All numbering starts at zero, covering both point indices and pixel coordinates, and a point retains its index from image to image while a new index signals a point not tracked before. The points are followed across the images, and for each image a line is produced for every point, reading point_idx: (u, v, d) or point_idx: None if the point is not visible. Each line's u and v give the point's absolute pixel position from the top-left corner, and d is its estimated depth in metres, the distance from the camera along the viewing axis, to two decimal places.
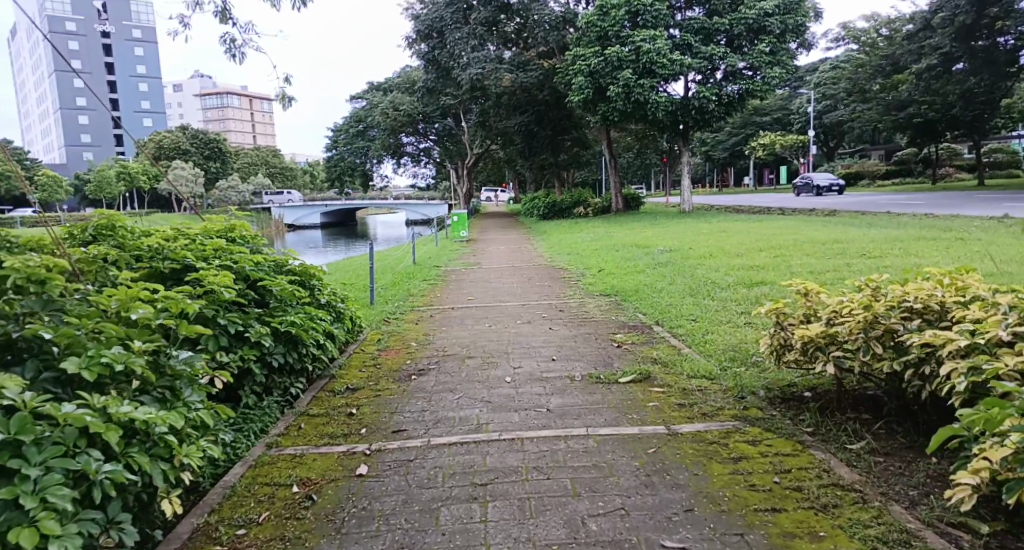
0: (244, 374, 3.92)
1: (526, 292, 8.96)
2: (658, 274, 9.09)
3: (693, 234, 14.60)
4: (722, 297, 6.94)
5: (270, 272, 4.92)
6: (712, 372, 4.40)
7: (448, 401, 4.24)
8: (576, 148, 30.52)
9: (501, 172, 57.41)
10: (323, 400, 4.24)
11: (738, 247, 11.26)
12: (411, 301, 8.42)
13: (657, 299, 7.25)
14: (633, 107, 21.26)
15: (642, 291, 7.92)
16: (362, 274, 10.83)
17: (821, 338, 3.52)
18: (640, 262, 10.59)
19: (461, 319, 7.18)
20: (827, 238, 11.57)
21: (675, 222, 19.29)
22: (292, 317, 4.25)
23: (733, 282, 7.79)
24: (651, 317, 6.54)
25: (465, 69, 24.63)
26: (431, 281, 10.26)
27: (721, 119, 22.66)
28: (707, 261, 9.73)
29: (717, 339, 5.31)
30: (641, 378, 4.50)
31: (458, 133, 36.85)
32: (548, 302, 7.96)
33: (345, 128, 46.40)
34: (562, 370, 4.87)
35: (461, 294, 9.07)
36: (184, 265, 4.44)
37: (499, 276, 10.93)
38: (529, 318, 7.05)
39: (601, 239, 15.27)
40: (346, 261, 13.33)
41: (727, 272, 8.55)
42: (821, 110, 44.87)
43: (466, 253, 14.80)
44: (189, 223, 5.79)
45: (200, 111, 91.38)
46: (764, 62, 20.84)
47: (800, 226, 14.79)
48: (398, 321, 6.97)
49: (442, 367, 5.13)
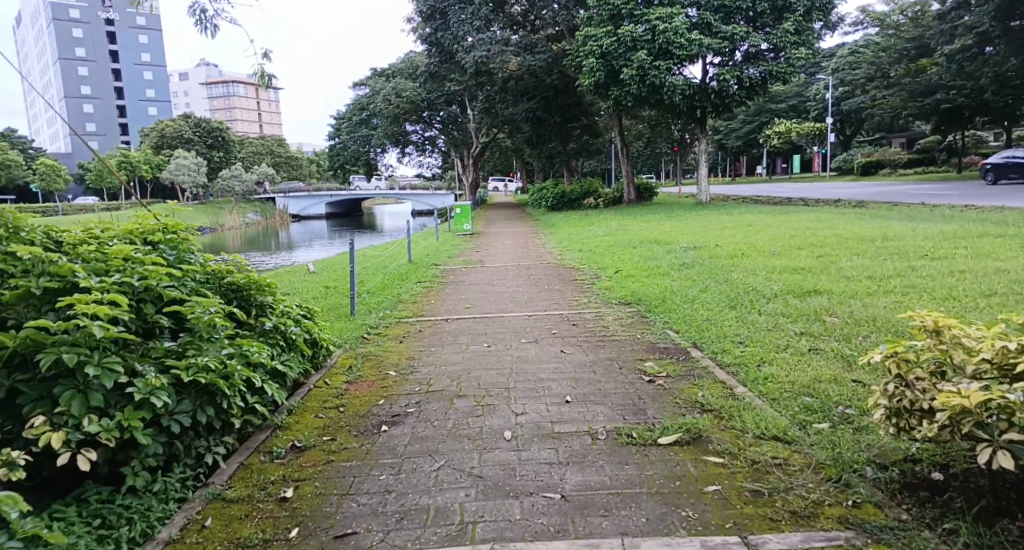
0: (129, 447, 2.73)
1: (532, 299, 7.78)
2: (685, 277, 7.90)
3: (717, 228, 13.39)
4: (771, 311, 5.76)
5: (196, 290, 3.72)
6: (788, 433, 3.25)
7: (424, 471, 3.09)
8: (586, 137, 29.21)
9: (508, 162, 56.26)
10: (252, 474, 3.09)
11: (771, 244, 10.07)
12: (399, 309, 7.26)
13: (691, 313, 6.08)
14: (648, 91, 19.89)
15: (670, 300, 6.75)
16: (349, 276, 9.68)
17: (986, 412, 2.30)
18: (662, 261, 9.42)
19: (455, 334, 6.02)
20: (871, 234, 10.36)
21: (693, 215, 18.02)
22: (211, 357, 3.08)
23: (779, 288, 6.60)
24: (685, 338, 5.37)
25: (469, 51, 23.19)
26: (425, 283, 9.14)
27: (741, 103, 21.32)
28: (742, 262, 8.55)
29: (779, 377, 4.15)
30: (686, 439, 3.32)
31: (464, 121, 35.59)
32: (559, 313, 6.79)
33: (348, 116, 45.16)
34: (580, 420, 3.67)
35: (458, 299, 7.91)
36: (69, 282, 3.22)
37: (502, 277, 9.73)
38: (536, 334, 5.87)
39: (615, 233, 14.13)
40: (337, 258, 12.20)
41: (767, 276, 7.39)
42: (838, 97, 43.29)
43: (469, 249, 13.70)
44: (109, 222, 4.53)
45: (205, 99, 90.52)
46: (789, 42, 19.51)
47: (833, 220, 13.52)
48: (378, 339, 5.83)
49: (426, 410, 3.98)
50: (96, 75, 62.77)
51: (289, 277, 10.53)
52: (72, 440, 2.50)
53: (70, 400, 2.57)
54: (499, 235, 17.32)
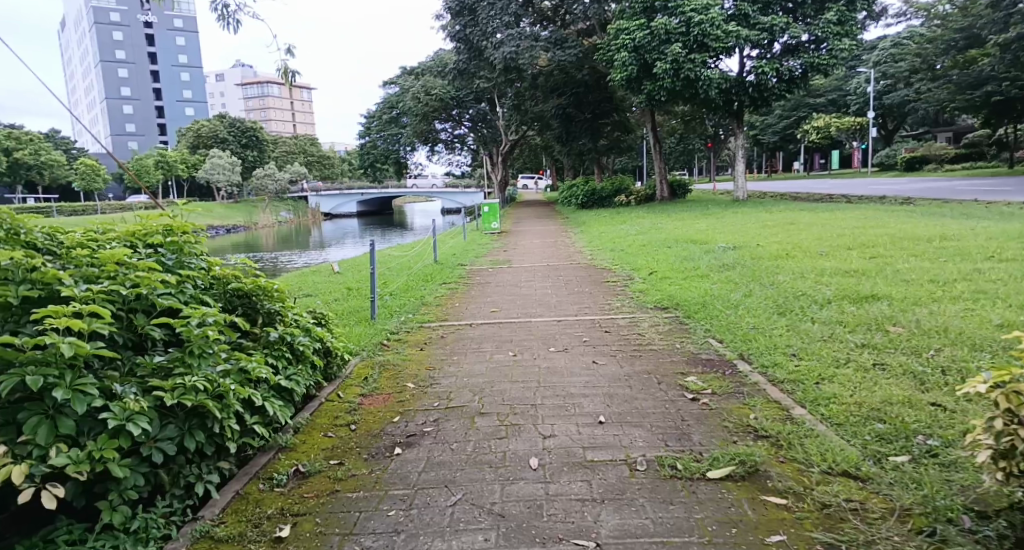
0: (104, 481, 2.39)
1: (562, 302, 7.39)
2: (725, 280, 7.43)
3: (756, 227, 12.82)
4: (825, 319, 5.27)
5: (192, 299, 3.40)
6: (862, 469, 2.82)
7: (439, 507, 2.72)
8: (617, 133, 28.60)
9: (538, 159, 55.84)
10: (249, 506, 2.76)
11: (817, 245, 9.51)
12: (421, 313, 6.94)
13: (734, 320, 5.63)
14: (683, 84, 19.26)
15: (711, 305, 6.30)
16: (372, 278, 9.42)
17: None
18: (700, 262, 8.94)
19: (480, 341, 5.66)
20: (925, 233, 9.69)
21: (729, 213, 17.40)
22: (202, 376, 2.74)
23: (831, 294, 6.10)
24: (730, 348, 4.91)
25: (498, 48, 22.80)
26: (450, 285, 8.82)
27: (780, 97, 20.47)
28: (787, 263, 8.02)
29: (841, 398, 3.68)
30: (741, 472, 2.89)
31: (494, 118, 35.26)
32: (590, 319, 6.38)
33: (377, 114, 45.20)
34: (615, 446, 3.25)
35: (483, 303, 7.56)
36: (52, 290, 2.91)
37: (531, 278, 9.35)
38: (565, 343, 5.48)
39: (649, 232, 13.65)
40: (363, 257, 11.97)
41: (817, 279, 6.88)
42: (880, 90, 41.76)
43: (497, 248, 13.37)
44: (111, 224, 4.25)
45: (240, 100, 92.10)
46: (832, 33, 18.70)
47: (881, 219, 12.81)
48: (398, 346, 5.51)
49: (446, 429, 3.62)
50: (136, 76, 64.17)
51: (314, 277, 10.33)
52: (36, 475, 2.17)
53: (36, 428, 2.25)
54: (528, 234, 16.95)
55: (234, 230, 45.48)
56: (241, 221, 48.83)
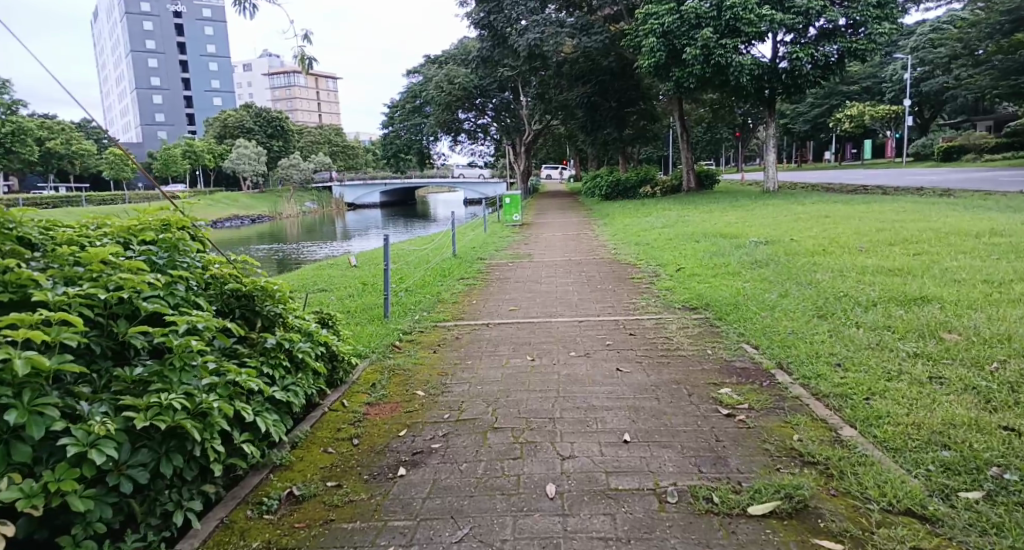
0: (66, 515, 2.12)
1: (584, 301, 7.08)
2: (759, 278, 7.05)
3: (790, 220, 12.31)
4: (871, 323, 4.86)
5: (183, 303, 3.13)
6: (930, 507, 2.45)
7: (444, 545, 2.41)
8: (643, 122, 28.01)
9: (562, 149, 55.28)
10: (234, 537, 2.49)
11: (855, 240, 9.03)
12: (437, 312, 6.69)
13: (770, 323, 5.26)
14: (713, 71, 18.66)
15: (743, 306, 5.94)
16: (389, 272, 9.21)
17: None
18: (730, 258, 8.55)
19: (497, 344, 5.38)
20: (972, 227, 9.13)
21: (759, 205, 16.85)
22: (183, 392, 2.47)
23: (876, 294, 5.67)
24: (767, 356, 4.55)
25: (522, 35, 22.35)
26: (469, 282, 8.57)
27: (814, 85, 19.74)
28: (825, 261, 7.59)
29: (897, 416, 3.28)
30: (787, 507, 2.53)
31: (517, 107, 34.81)
32: (613, 320, 6.06)
33: (401, 104, 45.04)
34: (642, 471, 2.92)
35: (502, 301, 7.29)
36: (27, 294, 2.66)
37: (551, 274, 9.05)
38: (587, 347, 5.17)
39: (675, 225, 13.23)
40: (381, 249, 11.77)
41: (858, 278, 6.46)
42: (916, 77, 40.33)
43: (518, 241, 13.09)
44: (108, 218, 4.01)
45: (266, 90, 92.78)
46: (871, 16, 18.03)
47: (922, 212, 12.20)
48: (411, 349, 5.25)
49: (456, 446, 3.33)
50: (165, 66, 64.84)
51: (330, 270, 10.13)
52: None
53: None
54: (551, 225, 16.65)
55: (259, 220, 45.82)
56: (266, 211, 49.18)
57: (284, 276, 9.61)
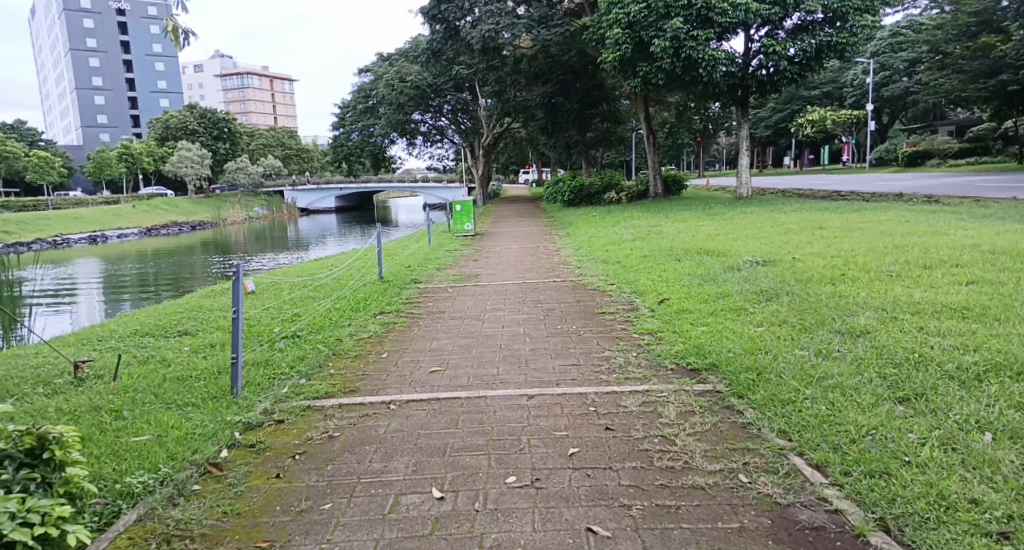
0: None
1: (538, 355, 5.06)
2: (776, 318, 5.17)
3: (783, 232, 10.52)
4: (1007, 426, 2.92)
5: None
6: None
7: None
8: (606, 124, 26.48)
9: (523, 153, 53.39)
10: None
11: (876, 261, 7.22)
12: (319, 377, 4.57)
13: (824, 414, 3.28)
14: (683, 66, 16.91)
15: (768, 372, 3.99)
16: (287, 303, 7.12)
17: None
18: (723, 285, 6.69)
19: (381, 454, 3.25)
20: (1015, 245, 7.40)
21: (735, 212, 15.14)
22: None
23: (972, 360, 3.75)
24: (858, 499, 2.54)
25: (475, 27, 20.28)
26: (389, 318, 6.53)
27: (791, 82, 18.10)
28: (855, 293, 5.77)
29: None
30: None
31: (476, 109, 32.66)
32: (577, 394, 4.03)
33: (352, 105, 42.58)
34: None
35: (424, 355, 5.20)
36: None
37: (499, 307, 6.94)
38: (537, 468, 3.03)
39: (649, 237, 11.41)
40: (298, 271, 9.66)
41: (921, 325, 4.57)
42: (877, 82, 39.58)
43: (466, 257, 11.12)
44: None
45: (218, 91, 88.43)
46: (851, 8, 16.48)
47: (929, 222, 10.57)
48: (237, 470, 3.10)
49: None
50: (106, 65, 60.78)
51: (218, 299, 7.94)
52: None
53: None
54: (505, 237, 14.66)
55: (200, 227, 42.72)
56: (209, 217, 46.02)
57: (156, 310, 7.43)
